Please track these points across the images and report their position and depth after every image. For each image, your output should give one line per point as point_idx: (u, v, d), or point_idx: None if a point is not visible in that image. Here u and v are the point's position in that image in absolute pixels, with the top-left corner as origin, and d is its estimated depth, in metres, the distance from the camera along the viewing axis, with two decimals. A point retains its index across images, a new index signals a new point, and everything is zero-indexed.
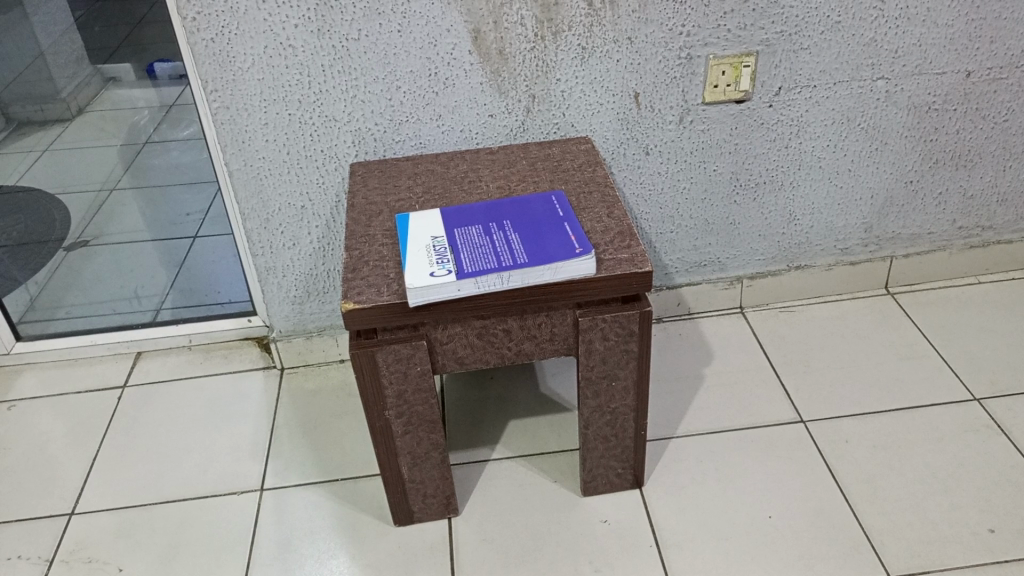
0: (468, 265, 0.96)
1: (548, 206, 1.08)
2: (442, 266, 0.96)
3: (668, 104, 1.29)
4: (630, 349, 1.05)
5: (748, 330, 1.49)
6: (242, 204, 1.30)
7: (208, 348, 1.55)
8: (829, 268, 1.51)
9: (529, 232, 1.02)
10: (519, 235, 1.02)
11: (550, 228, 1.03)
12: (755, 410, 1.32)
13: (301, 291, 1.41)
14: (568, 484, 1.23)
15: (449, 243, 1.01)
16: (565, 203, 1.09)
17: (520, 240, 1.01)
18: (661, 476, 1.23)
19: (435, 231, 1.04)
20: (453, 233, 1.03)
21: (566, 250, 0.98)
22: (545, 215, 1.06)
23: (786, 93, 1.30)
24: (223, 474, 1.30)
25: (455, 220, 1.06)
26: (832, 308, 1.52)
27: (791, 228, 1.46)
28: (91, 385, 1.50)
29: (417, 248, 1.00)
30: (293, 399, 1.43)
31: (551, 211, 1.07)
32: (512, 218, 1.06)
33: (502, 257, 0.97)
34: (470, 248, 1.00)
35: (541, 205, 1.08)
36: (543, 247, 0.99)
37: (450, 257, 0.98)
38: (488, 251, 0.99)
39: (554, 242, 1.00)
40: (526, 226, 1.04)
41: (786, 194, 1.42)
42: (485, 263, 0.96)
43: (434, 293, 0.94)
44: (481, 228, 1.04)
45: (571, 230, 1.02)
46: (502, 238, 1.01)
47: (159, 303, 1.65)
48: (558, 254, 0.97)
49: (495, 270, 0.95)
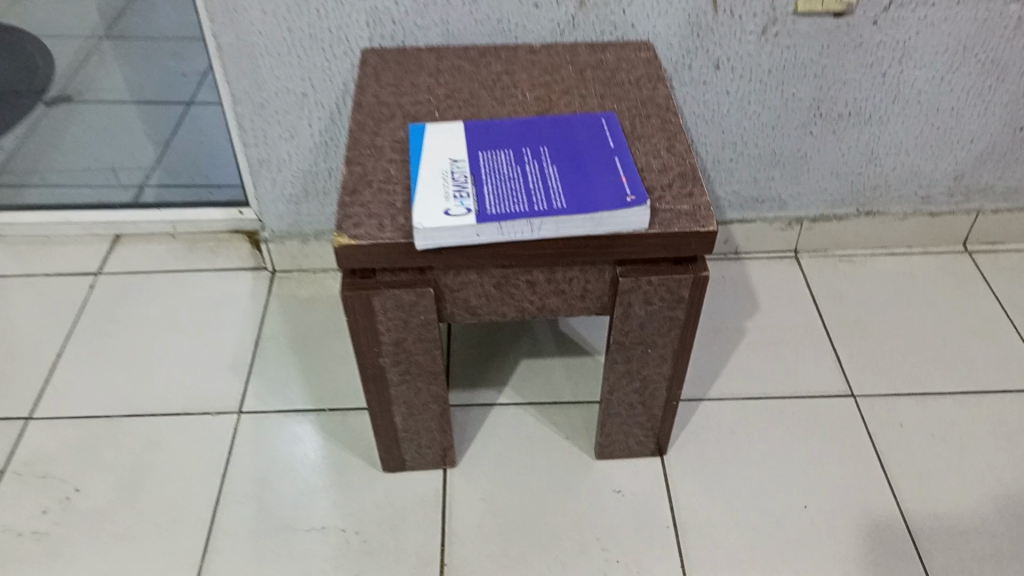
0: (491, 204, 0.78)
1: (595, 130, 0.89)
2: (461, 202, 0.78)
3: (751, 10, 1.06)
4: (675, 316, 0.88)
5: (801, 279, 1.31)
6: (233, 85, 1.10)
7: (194, 239, 1.39)
8: (904, 217, 1.32)
9: (571, 166, 0.83)
10: (558, 168, 0.83)
11: (595, 162, 0.84)
12: (798, 376, 1.17)
13: (298, 189, 1.23)
14: (581, 443, 1.09)
15: (471, 171, 0.82)
16: (616, 129, 0.89)
17: (559, 175, 0.82)
18: (686, 445, 1.09)
19: (456, 152, 0.85)
20: (477, 157, 0.84)
21: (613, 196, 0.79)
22: (591, 143, 0.87)
23: (896, 10, 1.06)
24: (198, 389, 1.16)
25: (480, 139, 0.87)
26: (899, 263, 1.34)
27: (869, 169, 1.25)
28: (62, 268, 1.35)
29: (431, 176, 0.82)
30: (282, 307, 1.28)
31: (598, 138, 0.87)
32: (550, 142, 0.87)
33: (534, 196, 0.79)
34: (496, 180, 0.81)
35: (586, 129, 0.89)
36: (586, 187, 0.80)
37: (471, 190, 0.80)
38: (519, 186, 0.80)
39: (599, 182, 0.81)
40: (567, 156, 0.85)
41: (871, 129, 1.20)
42: (513, 202, 0.78)
43: (448, 236, 0.77)
44: (512, 153, 0.85)
45: (621, 168, 0.83)
46: (536, 170, 0.83)
47: (142, 179, 1.46)
48: (603, 201, 0.79)
49: (525, 215, 0.77)
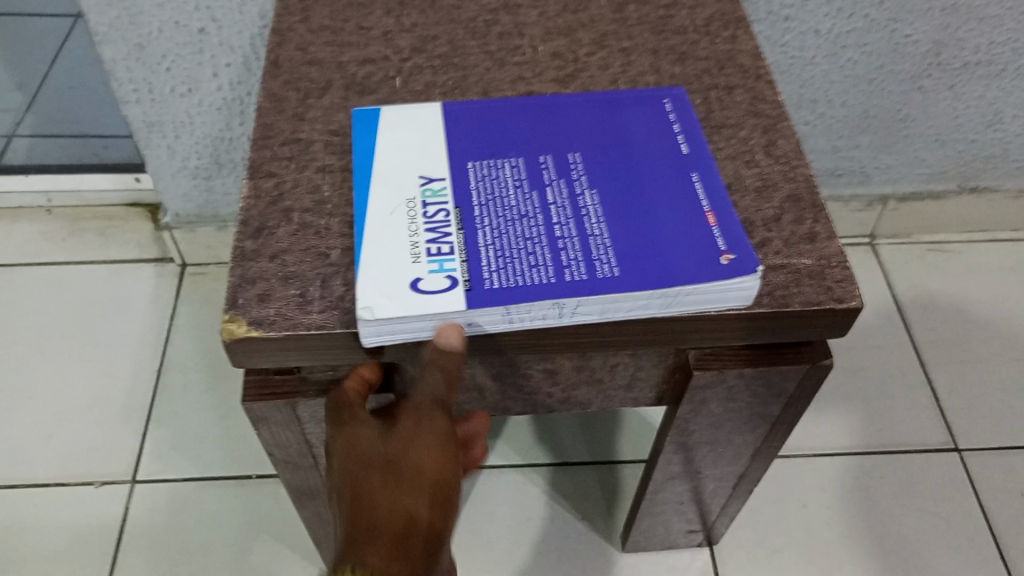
0: (491, 269, 0.45)
1: (654, 121, 0.55)
2: (439, 264, 0.46)
3: None
4: (767, 413, 0.57)
5: (880, 276, 1.01)
6: (91, 16, 0.73)
7: (76, 214, 1.02)
8: (1017, 195, 1.00)
9: (621, 191, 0.51)
10: (601, 196, 0.50)
11: (659, 183, 0.51)
12: (885, 421, 0.89)
13: (207, 161, 0.88)
14: (602, 526, 0.81)
15: (455, 201, 0.49)
16: (687, 117, 0.56)
17: (603, 210, 0.49)
18: (744, 526, 0.81)
19: (430, 162, 0.52)
20: (465, 173, 0.51)
21: (697, 252, 0.47)
22: (649, 145, 0.54)
23: None
24: (77, 444, 0.85)
25: (470, 136, 0.54)
26: (1004, 253, 1.03)
27: (987, 134, 0.93)
28: None
29: (389, 210, 0.49)
30: (196, 317, 0.95)
31: (661, 136, 0.54)
32: (583, 144, 0.53)
33: (563, 252, 0.46)
34: (499, 218, 0.48)
35: (640, 118, 0.55)
36: (650, 235, 0.48)
37: (457, 240, 0.47)
38: (538, 230, 0.48)
39: (669, 225, 0.49)
40: (613, 171, 0.52)
41: (1002, 84, 0.87)
42: (529, 265, 0.46)
43: (417, 327, 0.44)
44: (524, 165, 0.52)
45: (703, 195, 0.50)
46: (564, 199, 0.50)
47: (10, 127, 1.09)
48: (681, 263, 0.46)
49: (550, 291, 0.44)
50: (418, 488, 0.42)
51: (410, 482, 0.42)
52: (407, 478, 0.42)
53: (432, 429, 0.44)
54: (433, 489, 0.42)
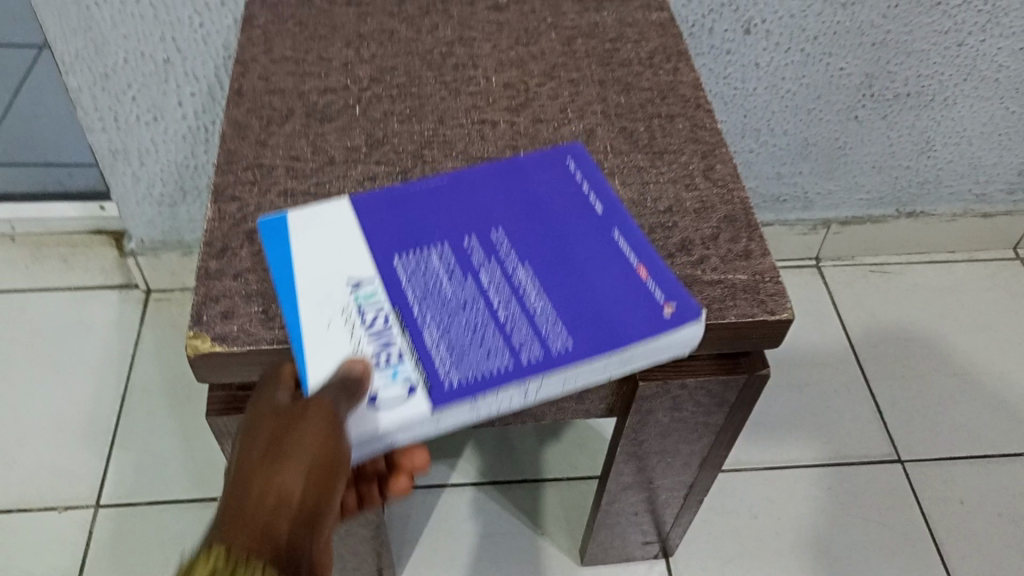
0: (446, 366, 0.44)
1: (564, 186, 0.56)
2: (394, 372, 0.44)
3: None
4: (710, 423, 0.60)
5: (825, 296, 1.06)
6: (58, 47, 0.76)
7: (39, 243, 1.01)
8: (952, 219, 1.06)
9: (555, 266, 0.50)
10: (531, 270, 0.50)
11: (589, 254, 0.51)
12: (831, 434, 0.93)
13: (172, 189, 0.90)
14: (561, 541, 0.83)
15: (391, 303, 0.47)
16: (592, 175, 0.57)
17: (539, 286, 0.49)
18: (697, 537, 0.84)
19: (356, 262, 0.49)
20: (393, 270, 0.49)
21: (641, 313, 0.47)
22: (565, 213, 0.54)
23: None
24: (39, 469, 0.85)
25: (390, 226, 0.52)
26: (941, 273, 1.09)
27: (921, 161, 0.98)
28: None
29: (324, 325, 0.45)
30: (160, 343, 0.96)
31: (575, 200, 0.55)
32: (503, 220, 0.53)
33: (513, 334, 0.46)
34: (440, 314, 0.47)
35: (549, 185, 0.56)
36: (589, 305, 0.48)
37: (404, 343, 0.45)
38: (480, 317, 0.46)
39: (608, 290, 0.49)
40: (539, 244, 0.51)
41: (933, 114, 0.93)
42: (483, 355, 0.44)
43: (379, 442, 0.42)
44: (449, 250, 0.50)
45: (631, 256, 0.51)
46: (496, 282, 0.49)
47: None
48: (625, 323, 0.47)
49: (512, 376, 0.43)
50: (294, 465, 0.38)
51: (284, 457, 0.38)
52: (283, 457, 0.39)
53: (314, 422, 0.39)
54: (314, 469, 0.39)
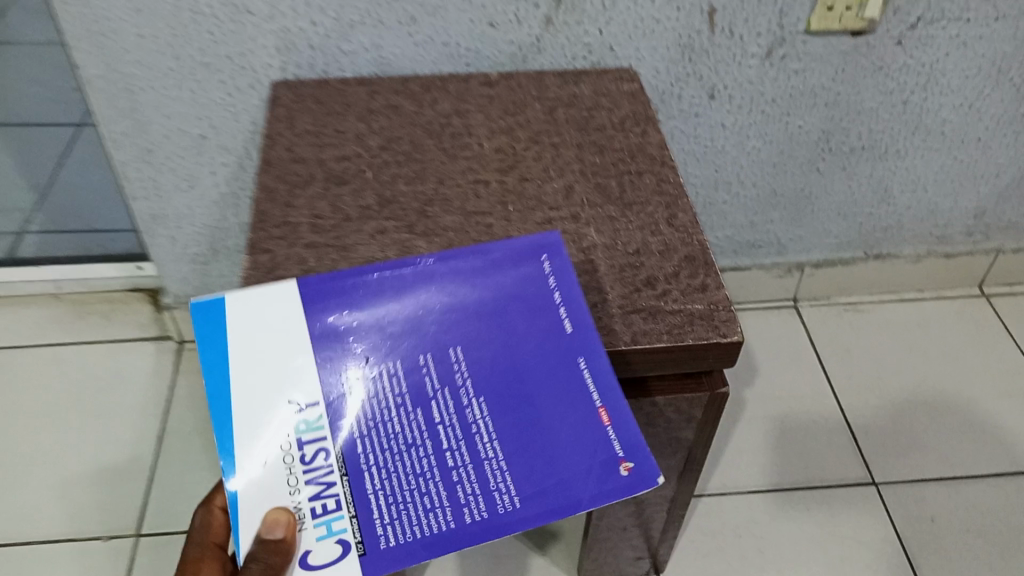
0: (382, 521, 0.41)
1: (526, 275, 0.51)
2: (328, 526, 0.41)
3: (755, 29, 0.86)
4: (682, 438, 0.68)
5: (802, 333, 1.15)
6: (109, 127, 0.87)
7: (82, 300, 1.13)
8: (917, 259, 1.15)
9: (510, 399, 0.46)
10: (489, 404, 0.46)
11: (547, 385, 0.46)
12: (808, 459, 1.00)
13: (204, 248, 1.01)
14: (559, 561, 0.91)
15: (333, 435, 0.44)
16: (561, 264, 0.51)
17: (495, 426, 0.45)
18: (686, 555, 0.91)
19: (296, 380, 0.45)
20: (336, 389, 0.45)
21: (594, 470, 0.44)
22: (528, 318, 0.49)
23: (925, 27, 0.88)
24: (83, 505, 0.94)
25: (333, 327, 0.47)
26: (910, 311, 1.18)
27: (882, 208, 1.08)
28: None
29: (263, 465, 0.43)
30: (191, 389, 1.05)
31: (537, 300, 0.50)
32: (460, 329, 0.48)
33: (456, 488, 0.42)
34: (384, 453, 0.43)
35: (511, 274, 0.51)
36: (542, 452, 0.44)
37: (342, 491, 0.42)
38: (428, 462, 0.43)
39: (567, 433, 0.45)
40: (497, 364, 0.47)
41: (888, 165, 1.02)
42: (422, 511, 0.41)
43: None
44: (402, 369, 0.46)
45: (593, 390, 0.46)
46: (448, 421, 0.45)
47: (24, 222, 1.21)
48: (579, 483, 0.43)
49: (447, 546, 0.40)
50: None
51: None
52: None
53: None
54: None
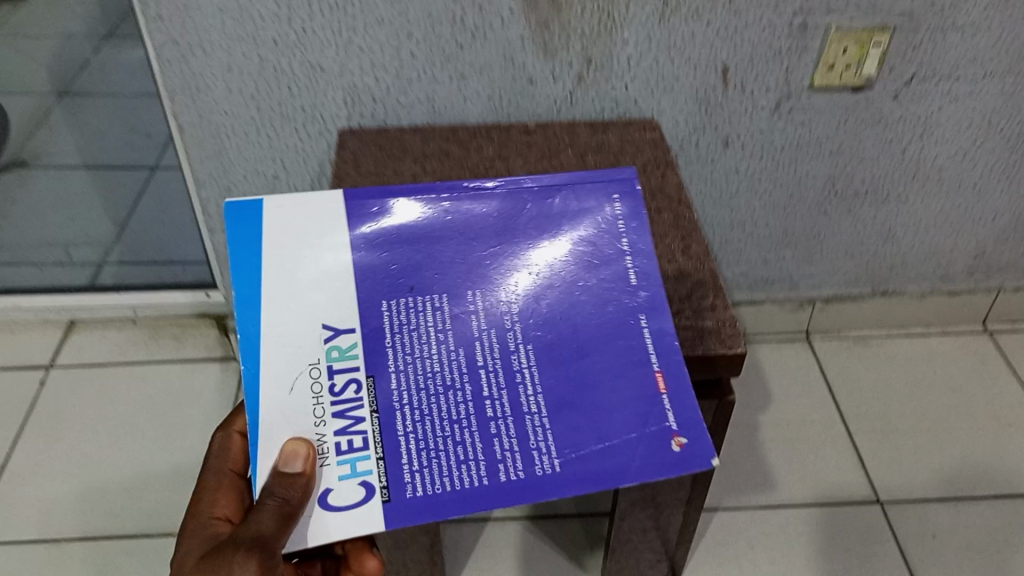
0: (411, 473, 0.49)
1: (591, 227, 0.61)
2: (352, 465, 0.49)
3: (764, 85, 0.97)
4: None
5: (815, 364, 1.23)
6: (196, 168, 1.01)
7: (155, 324, 1.28)
8: (922, 296, 1.23)
9: (555, 356, 0.54)
10: (533, 351, 0.54)
11: (607, 342, 0.55)
12: (817, 478, 1.08)
13: None
14: (585, 564, 0.99)
15: (366, 369, 0.53)
16: (634, 216, 0.62)
17: (535, 374, 0.53)
18: (702, 562, 0.99)
19: (334, 308, 0.55)
20: (380, 314, 0.55)
21: (647, 438, 0.51)
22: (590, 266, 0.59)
23: (918, 84, 0.99)
24: (158, 504, 1.05)
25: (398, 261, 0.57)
26: (917, 345, 1.26)
27: (887, 248, 1.17)
28: (10, 361, 1.23)
29: (287, 388, 0.51)
30: None
31: (599, 249, 0.60)
32: (512, 271, 0.58)
33: (496, 446, 0.50)
34: (428, 395, 0.52)
35: (574, 225, 0.61)
36: (584, 417, 0.52)
37: (371, 432, 0.50)
38: (464, 406, 0.51)
39: (613, 398, 0.53)
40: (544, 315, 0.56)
41: (890, 208, 1.12)
42: (462, 465, 0.49)
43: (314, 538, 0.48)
44: (449, 302, 0.56)
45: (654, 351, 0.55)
46: (498, 360, 0.54)
47: (102, 256, 1.34)
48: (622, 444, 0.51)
49: (480, 496, 0.48)
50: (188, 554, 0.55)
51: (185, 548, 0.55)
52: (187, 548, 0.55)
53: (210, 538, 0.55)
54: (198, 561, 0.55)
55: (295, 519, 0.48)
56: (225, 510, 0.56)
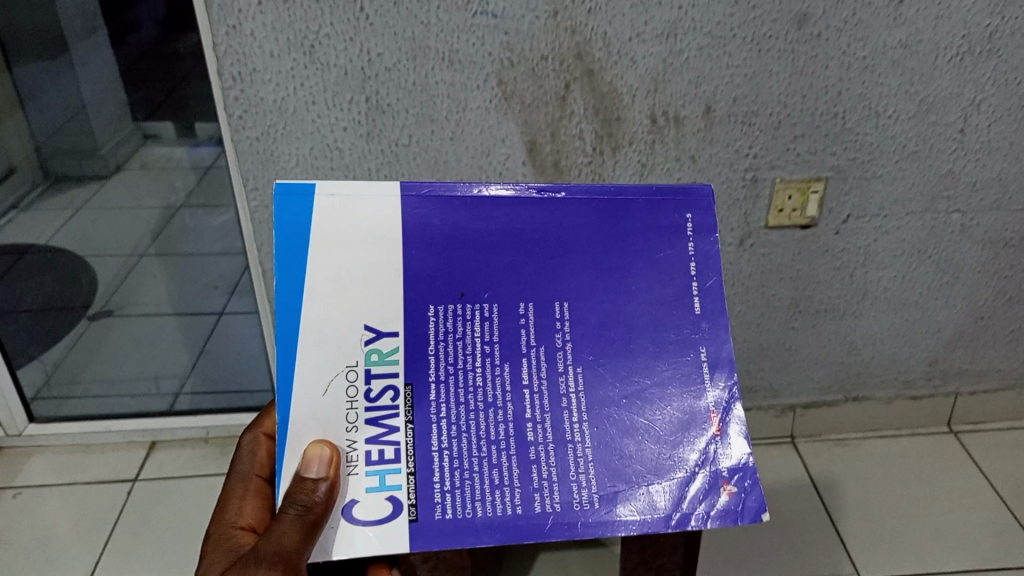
0: (442, 488, 0.51)
1: (662, 261, 0.57)
2: (382, 479, 0.52)
3: (729, 225, 1.22)
4: None
5: (799, 463, 1.41)
6: None
7: (225, 442, 1.51)
8: (889, 401, 1.42)
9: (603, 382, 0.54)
10: (582, 376, 0.54)
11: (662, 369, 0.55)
12: (803, 558, 1.23)
13: None
14: None
15: (406, 376, 0.54)
16: (708, 262, 0.56)
17: (583, 397, 0.54)
18: None
19: (373, 307, 0.54)
20: (424, 320, 0.55)
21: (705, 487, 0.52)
22: (649, 296, 0.56)
23: (854, 221, 1.23)
24: None
25: (461, 262, 0.55)
26: (890, 446, 1.44)
27: (851, 358, 1.37)
28: (101, 476, 1.45)
29: (322, 388, 0.53)
30: None
31: (667, 285, 0.56)
32: (569, 284, 0.56)
33: (535, 475, 0.52)
34: (468, 409, 0.53)
35: (643, 262, 0.57)
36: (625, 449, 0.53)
37: (404, 444, 0.52)
38: (504, 427, 0.53)
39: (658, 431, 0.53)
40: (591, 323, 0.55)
41: (847, 323, 1.33)
42: (499, 494, 0.51)
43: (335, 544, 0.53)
44: (498, 312, 0.55)
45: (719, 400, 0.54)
46: (544, 381, 0.54)
47: (179, 386, 1.59)
48: (654, 490, 0.52)
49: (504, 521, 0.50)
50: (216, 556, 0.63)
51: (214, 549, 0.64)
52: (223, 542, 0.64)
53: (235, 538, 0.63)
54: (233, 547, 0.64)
55: (319, 529, 0.52)
56: (249, 519, 0.65)
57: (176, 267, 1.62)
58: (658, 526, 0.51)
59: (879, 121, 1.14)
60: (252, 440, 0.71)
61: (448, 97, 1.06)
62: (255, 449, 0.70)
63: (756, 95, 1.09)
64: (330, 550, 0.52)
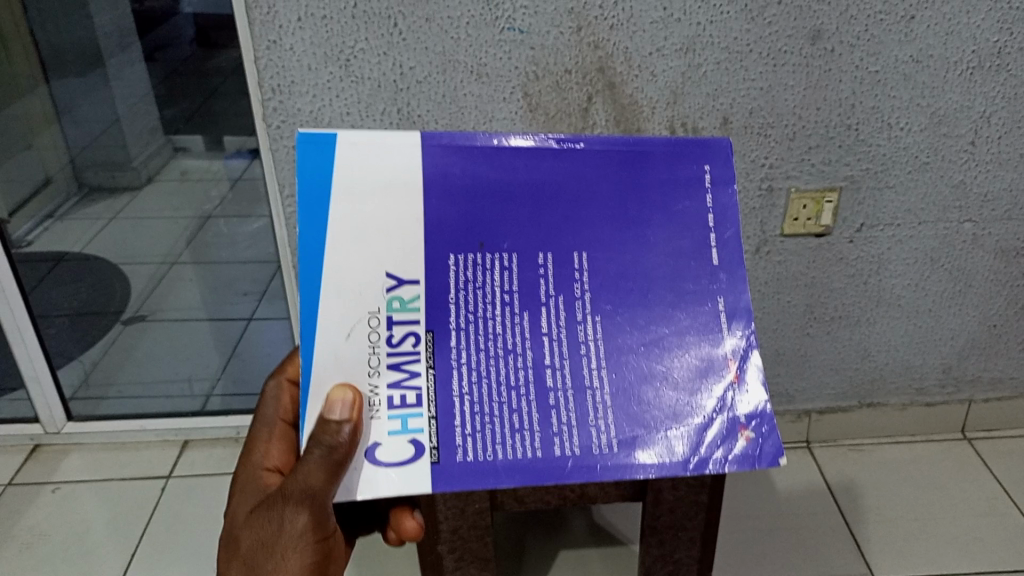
0: (462, 433, 0.54)
1: (679, 214, 0.61)
2: (405, 423, 0.54)
3: (745, 233, 1.25)
4: None
5: (814, 467, 1.43)
6: None
7: None
8: (903, 408, 1.45)
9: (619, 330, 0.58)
10: (600, 326, 0.58)
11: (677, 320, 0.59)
12: (819, 559, 1.26)
13: None
14: None
15: (428, 325, 0.57)
16: (726, 214, 0.61)
17: (602, 345, 0.58)
18: None
19: (396, 257, 0.58)
20: (446, 271, 0.58)
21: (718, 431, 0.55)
22: (665, 249, 0.61)
23: (867, 230, 1.26)
24: None
25: (481, 212, 0.60)
26: (904, 451, 1.46)
27: (865, 364, 1.40)
28: (136, 472, 1.49)
29: (344, 332, 0.56)
30: None
31: (682, 240, 0.61)
32: (587, 238, 0.61)
33: (554, 419, 0.55)
34: (489, 357, 0.57)
35: (660, 216, 0.61)
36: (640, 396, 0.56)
37: (426, 391, 0.55)
38: (524, 373, 0.56)
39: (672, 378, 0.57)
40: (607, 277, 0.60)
41: (862, 330, 1.36)
42: (519, 438, 0.54)
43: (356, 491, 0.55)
44: (520, 264, 0.59)
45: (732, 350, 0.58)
46: (563, 331, 0.58)
47: (210, 388, 1.62)
48: (669, 435, 0.55)
49: (523, 461, 0.53)
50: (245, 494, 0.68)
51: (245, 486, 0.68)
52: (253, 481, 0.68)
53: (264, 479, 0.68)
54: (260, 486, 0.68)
55: (343, 470, 0.54)
56: (275, 461, 0.69)
57: (210, 274, 1.79)
58: (677, 469, 0.54)
59: (891, 133, 1.18)
60: (276, 386, 0.73)
61: (476, 108, 1.11)
62: (279, 395, 0.73)
63: (772, 108, 1.14)
64: (353, 490, 0.54)
